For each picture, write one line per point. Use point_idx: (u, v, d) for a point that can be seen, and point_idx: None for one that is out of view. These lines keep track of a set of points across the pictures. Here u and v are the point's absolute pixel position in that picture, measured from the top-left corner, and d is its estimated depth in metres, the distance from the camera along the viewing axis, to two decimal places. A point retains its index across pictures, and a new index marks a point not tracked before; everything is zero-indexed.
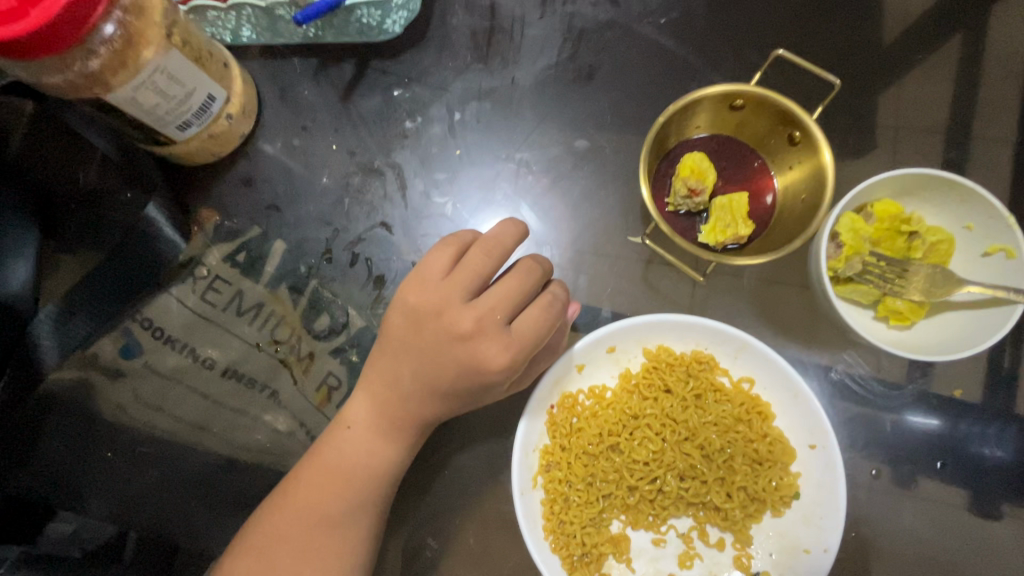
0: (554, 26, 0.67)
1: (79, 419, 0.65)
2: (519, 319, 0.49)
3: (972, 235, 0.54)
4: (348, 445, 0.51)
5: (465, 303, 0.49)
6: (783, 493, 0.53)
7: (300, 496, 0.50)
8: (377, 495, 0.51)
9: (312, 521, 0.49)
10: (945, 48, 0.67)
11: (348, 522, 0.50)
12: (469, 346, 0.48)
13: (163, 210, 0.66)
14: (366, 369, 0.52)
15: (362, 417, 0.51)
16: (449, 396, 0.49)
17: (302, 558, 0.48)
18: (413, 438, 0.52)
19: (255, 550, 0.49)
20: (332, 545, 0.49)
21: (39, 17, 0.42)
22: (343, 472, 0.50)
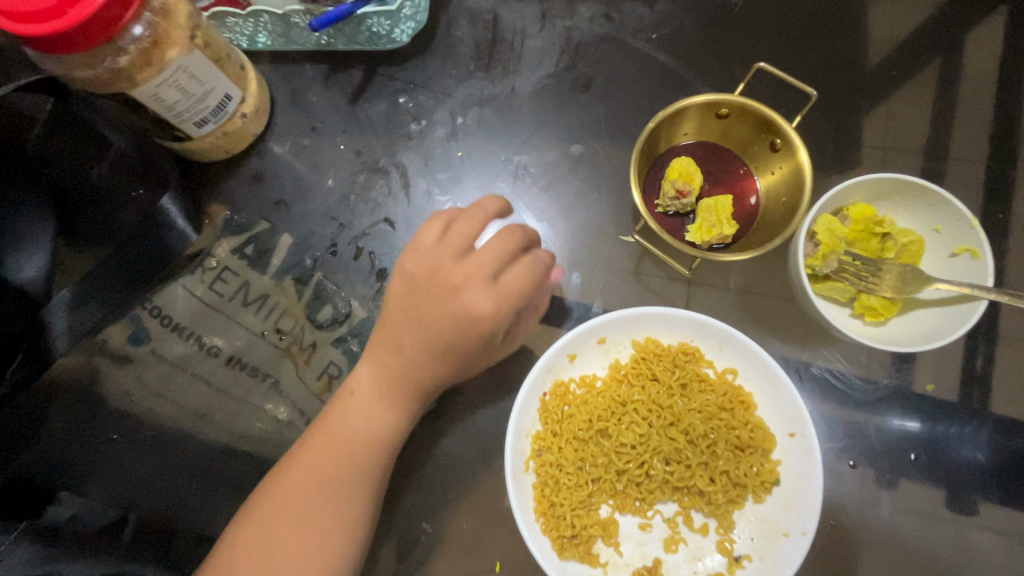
0: (553, 38, 0.71)
1: (84, 405, 0.67)
2: (506, 275, 0.51)
3: (940, 237, 0.57)
4: (352, 413, 0.53)
5: (455, 263, 0.51)
6: (764, 479, 0.55)
7: (302, 466, 0.52)
8: (375, 465, 0.53)
9: (314, 490, 0.51)
10: (919, 68, 0.72)
11: (347, 490, 0.52)
12: (460, 301, 0.50)
13: (177, 203, 0.69)
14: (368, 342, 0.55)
15: (364, 386, 0.54)
16: (445, 361, 0.52)
17: (303, 526, 0.50)
18: (412, 407, 0.54)
19: (257, 521, 0.50)
20: (331, 511, 0.51)
21: (76, 16, 0.46)
22: (343, 442, 0.52)
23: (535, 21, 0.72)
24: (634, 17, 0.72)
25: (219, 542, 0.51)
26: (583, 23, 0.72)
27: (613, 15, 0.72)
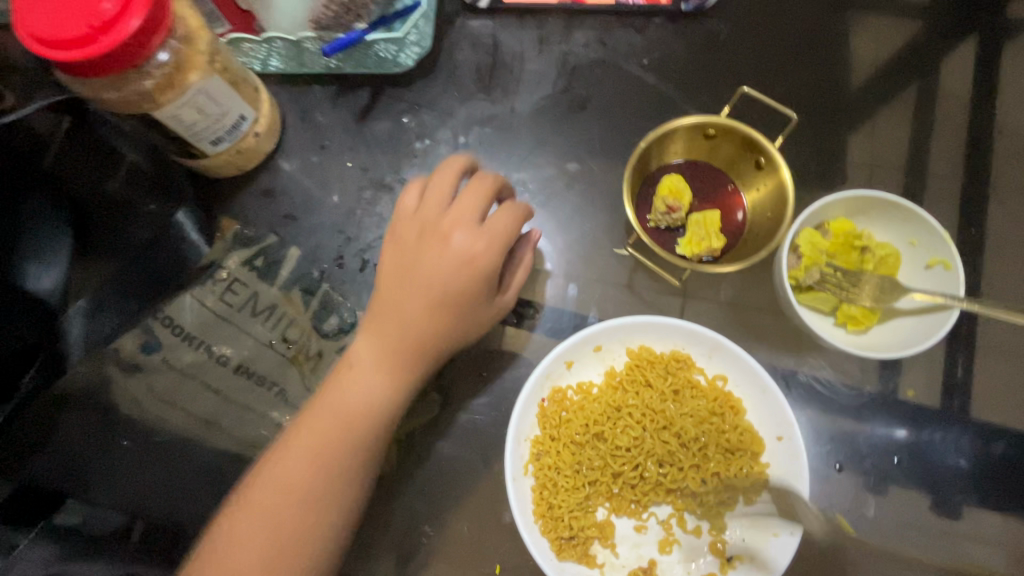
0: (550, 63, 0.75)
1: (95, 412, 0.68)
2: (488, 219, 0.56)
3: (916, 250, 0.61)
4: (353, 383, 0.55)
5: (441, 216, 0.56)
6: (753, 481, 0.58)
7: (310, 424, 0.54)
8: (384, 418, 0.55)
9: (323, 443, 0.53)
10: (896, 92, 0.77)
11: (356, 439, 0.54)
12: (450, 246, 0.55)
13: (192, 216, 0.73)
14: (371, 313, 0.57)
15: (370, 350, 0.56)
16: (443, 313, 0.55)
17: (313, 475, 0.53)
18: (415, 371, 0.56)
19: (269, 476, 0.53)
20: (341, 460, 0.54)
21: (109, 43, 0.49)
22: (352, 400, 0.55)
23: (534, 46, 0.76)
24: (627, 42, 0.76)
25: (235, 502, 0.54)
26: (578, 48, 0.76)
27: (607, 40, 0.76)
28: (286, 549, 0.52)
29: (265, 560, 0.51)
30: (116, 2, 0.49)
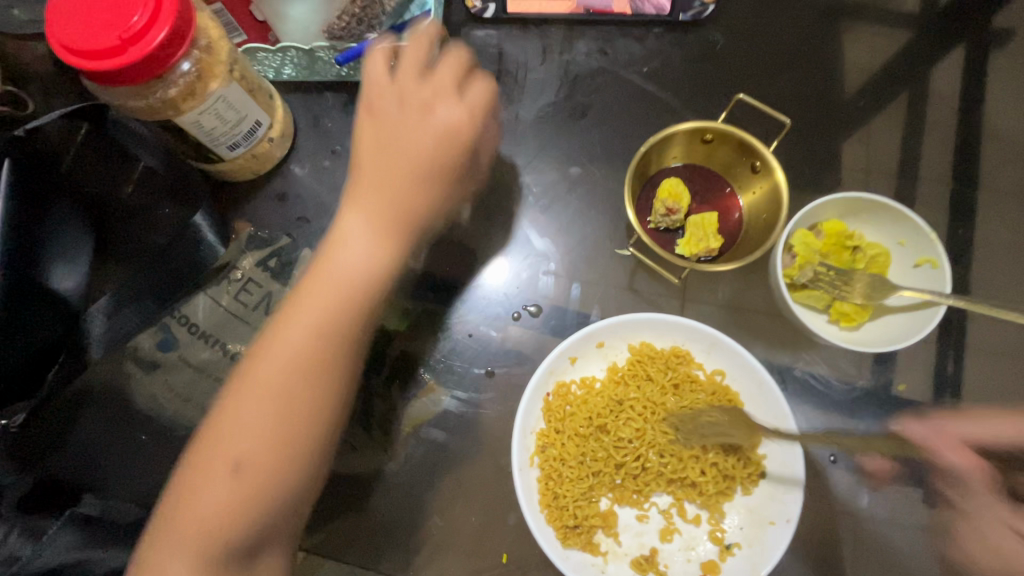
0: (553, 71, 0.78)
1: (114, 407, 0.72)
2: (468, 90, 0.56)
3: (904, 249, 0.64)
4: (338, 252, 0.52)
5: (418, 87, 0.55)
6: (751, 471, 0.60)
7: (299, 310, 0.51)
8: (375, 300, 0.53)
9: (315, 331, 0.51)
10: (887, 99, 0.79)
11: (347, 323, 0.51)
12: (433, 118, 0.54)
13: (208, 218, 0.75)
14: (352, 184, 0.54)
15: (354, 230, 0.53)
16: (426, 182, 0.54)
17: (306, 362, 0.50)
18: (402, 241, 0.54)
19: (258, 373, 0.50)
20: (335, 348, 0.51)
21: (136, 54, 0.52)
22: (343, 282, 0.52)
23: (537, 54, 0.78)
24: (627, 52, 0.79)
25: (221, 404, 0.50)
26: (581, 57, 0.78)
27: (607, 50, 0.78)
28: (278, 421, 0.49)
29: (260, 431, 0.49)
30: (144, 15, 0.52)
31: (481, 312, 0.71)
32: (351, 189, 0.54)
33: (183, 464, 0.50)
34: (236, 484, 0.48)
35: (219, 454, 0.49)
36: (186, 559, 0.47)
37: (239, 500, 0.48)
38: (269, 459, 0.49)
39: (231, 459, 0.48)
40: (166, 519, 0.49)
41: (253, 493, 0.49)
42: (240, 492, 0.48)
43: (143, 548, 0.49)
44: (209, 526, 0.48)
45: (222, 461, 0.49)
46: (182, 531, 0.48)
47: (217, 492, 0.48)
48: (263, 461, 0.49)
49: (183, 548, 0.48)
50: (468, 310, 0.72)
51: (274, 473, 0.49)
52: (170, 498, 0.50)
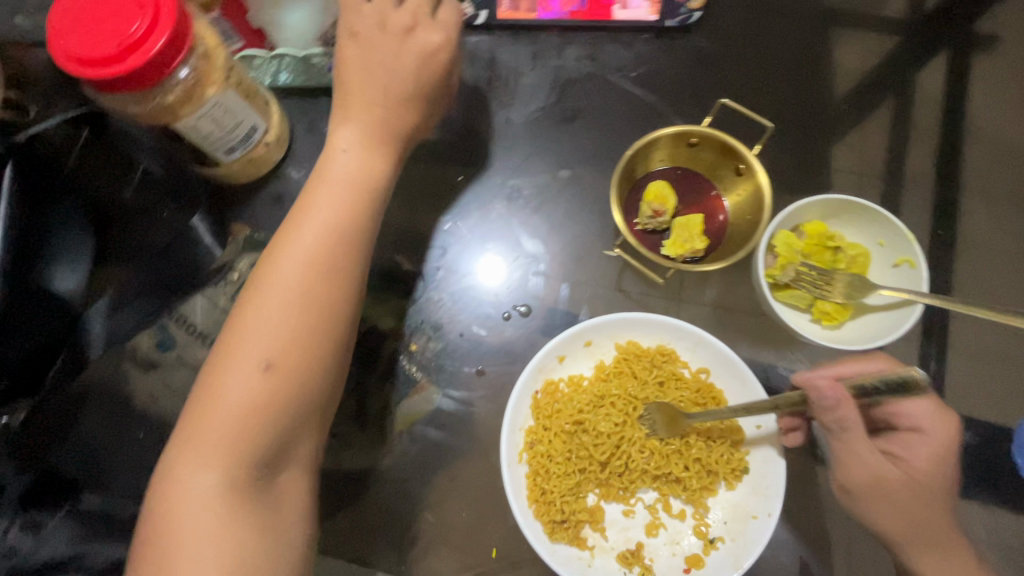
0: (544, 76, 0.80)
1: (115, 403, 0.73)
2: (441, 12, 0.62)
3: (884, 250, 0.65)
4: (339, 163, 0.57)
5: (396, 11, 0.61)
6: (735, 467, 0.61)
7: (310, 215, 0.55)
8: (376, 199, 0.58)
9: (325, 231, 0.54)
10: (871, 103, 0.81)
11: (355, 219, 0.56)
12: (413, 39, 0.60)
13: (206, 222, 0.77)
14: (341, 103, 0.60)
15: (350, 140, 0.58)
16: (412, 101, 0.61)
17: (318, 257, 0.53)
18: (391, 152, 0.60)
19: (271, 277, 0.52)
20: (345, 243, 0.55)
21: (135, 62, 0.54)
22: (348, 184, 0.57)
23: (528, 60, 0.80)
24: (615, 57, 0.80)
25: (234, 316, 0.52)
26: (570, 63, 0.80)
27: (597, 56, 0.80)
28: (301, 318, 0.51)
29: (285, 328, 0.51)
30: (143, 25, 0.53)
31: (472, 312, 0.73)
32: (342, 109, 0.60)
33: (203, 375, 0.50)
34: (266, 381, 0.49)
35: (247, 355, 0.49)
36: (220, 461, 0.48)
37: (269, 398, 0.49)
38: (299, 352, 0.51)
39: (260, 357, 0.49)
40: (191, 428, 0.48)
41: (284, 389, 0.50)
42: (272, 389, 0.49)
43: (166, 463, 0.49)
44: (241, 426, 0.48)
45: (250, 366, 0.49)
46: (214, 434, 0.48)
47: (248, 391, 0.49)
48: (294, 358, 0.50)
49: (215, 451, 0.48)
50: (460, 310, 0.73)
51: (305, 368, 0.51)
52: (191, 408, 0.49)
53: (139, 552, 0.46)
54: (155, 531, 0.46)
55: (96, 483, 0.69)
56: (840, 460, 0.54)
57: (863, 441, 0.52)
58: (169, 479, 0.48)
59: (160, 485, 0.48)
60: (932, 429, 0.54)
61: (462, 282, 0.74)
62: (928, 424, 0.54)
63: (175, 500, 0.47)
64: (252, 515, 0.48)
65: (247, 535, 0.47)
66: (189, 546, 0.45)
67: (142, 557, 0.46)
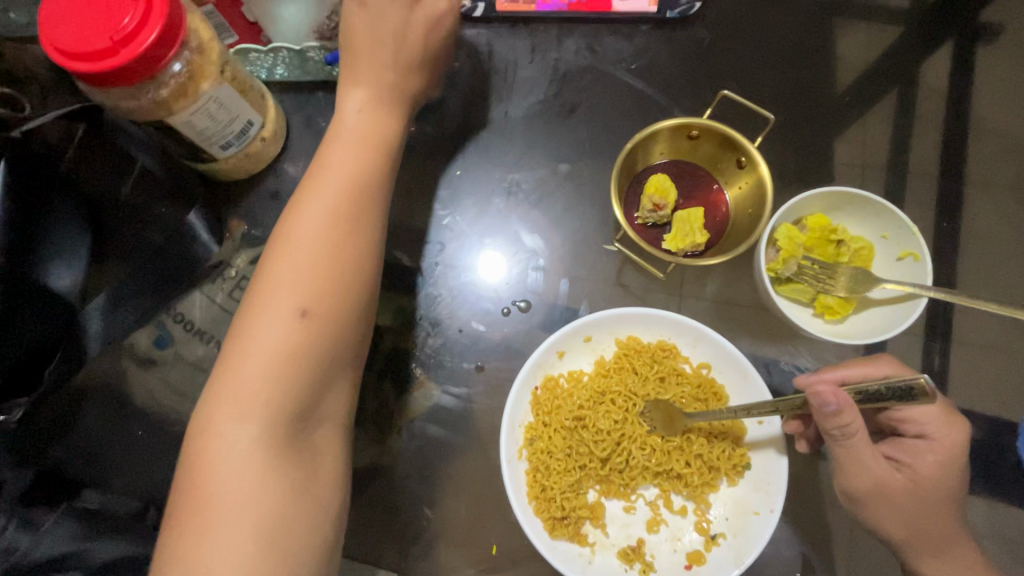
0: (542, 69, 0.79)
1: (113, 401, 0.73)
2: None
3: (888, 242, 0.64)
4: (355, 125, 0.60)
5: None
6: (736, 462, 0.61)
7: (329, 168, 0.57)
8: (389, 153, 0.61)
9: (345, 181, 0.56)
10: (874, 95, 0.80)
11: (371, 170, 0.58)
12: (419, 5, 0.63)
13: (203, 218, 0.76)
14: (350, 65, 0.62)
15: (361, 98, 0.61)
16: (417, 66, 0.64)
17: (340, 206, 0.55)
18: (400, 113, 0.63)
19: (297, 227, 0.54)
20: (364, 193, 0.57)
21: (127, 55, 0.53)
22: (364, 139, 0.59)
23: (526, 53, 0.79)
24: (615, 49, 0.79)
25: (260, 269, 0.53)
26: (569, 56, 0.79)
27: (595, 48, 0.79)
28: (329, 267, 0.53)
29: (314, 278, 0.52)
30: (135, 17, 0.53)
31: (471, 307, 0.72)
32: (349, 70, 0.62)
33: (233, 329, 0.51)
34: (300, 329, 0.50)
35: (279, 305, 0.50)
36: (258, 412, 0.48)
37: (305, 343, 0.50)
38: (330, 302, 0.52)
39: (293, 305, 0.51)
40: (225, 379, 0.49)
41: (317, 339, 0.51)
42: (305, 337, 0.50)
43: (200, 418, 0.49)
44: (276, 375, 0.49)
45: (286, 312, 0.51)
46: (248, 384, 0.48)
47: (283, 341, 0.50)
48: (327, 304, 0.52)
49: (251, 401, 0.48)
50: (459, 305, 0.73)
51: (335, 318, 0.52)
52: (223, 360, 0.50)
53: (178, 505, 0.47)
54: (193, 483, 0.47)
55: (97, 480, 0.69)
56: (845, 467, 0.53)
57: (866, 447, 0.51)
58: (205, 432, 0.48)
59: (195, 439, 0.48)
60: (939, 435, 0.53)
61: (461, 277, 0.73)
62: (936, 429, 0.53)
63: (212, 453, 0.47)
64: (294, 461, 0.49)
65: (287, 482, 0.48)
66: (231, 493, 0.46)
67: (183, 508, 0.46)
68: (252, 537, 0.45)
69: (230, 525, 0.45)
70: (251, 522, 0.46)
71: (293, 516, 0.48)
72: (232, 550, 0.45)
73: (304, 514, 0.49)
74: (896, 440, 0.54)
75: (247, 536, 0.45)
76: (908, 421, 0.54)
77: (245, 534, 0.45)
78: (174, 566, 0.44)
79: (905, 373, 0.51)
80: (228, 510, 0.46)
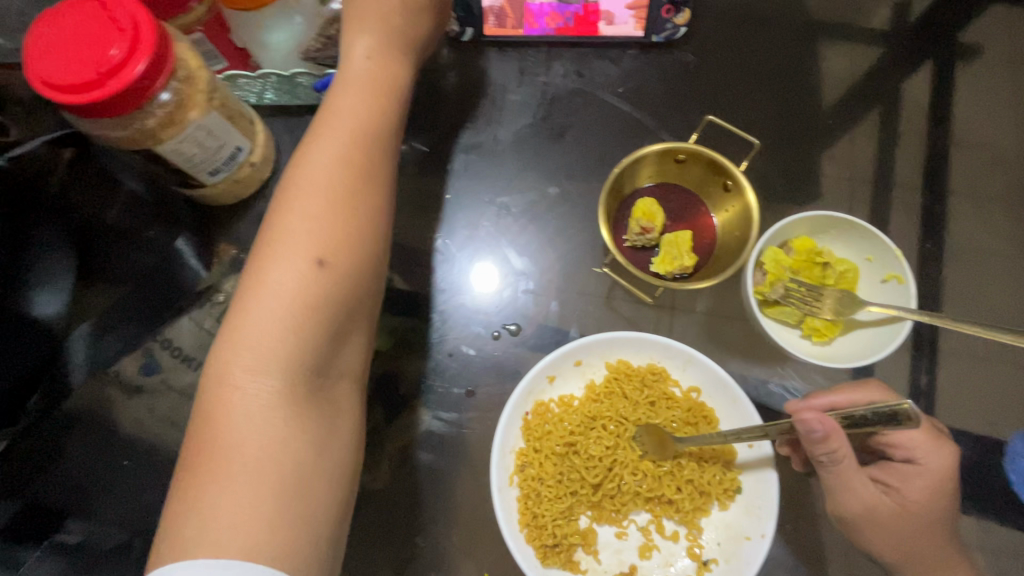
0: (531, 93, 0.79)
1: (99, 432, 0.71)
2: None
3: (873, 265, 0.66)
4: (364, 73, 0.59)
5: None
6: (727, 487, 0.61)
7: (337, 118, 0.57)
8: (397, 103, 0.61)
9: (354, 131, 0.56)
10: (857, 116, 0.81)
11: (378, 121, 0.58)
12: None
13: (191, 244, 0.75)
14: (355, 10, 0.61)
15: (368, 45, 0.60)
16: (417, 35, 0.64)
17: (349, 156, 0.55)
18: (406, 63, 0.63)
19: (308, 176, 0.53)
20: (372, 145, 0.57)
21: (114, 87, 0.53)
22: (373, 89, 0.59)
23: (515, 76, 0.80)
24: (603, 73, 0.80)
25: (270, 217, 0.52)
26: (557, 79, 0.80)
27: (583, 72, 0.80)
28: (344, 220, 0.53)
29: (329, 226, 0.51)
30: (122, 49, 0.53)
31: (462, 330, 0.72)
32: (352, 19, 0.61)
33: (244, 278, 0.49)
34: (318, 278, 0.49)
35: (297, 251, 0.49)
36: (277, 364, 0.47)
37: (324, 290, 0.49)
38: (346, 253, 0.52)
39: (309, 254, 0.50)
40: (240, 331, 0.47)
41: (334, 289, 0.50)
42: (322, 288, 0.49)
43: (214, 370, 0.46)
44: (295, 326, 0.47)
45: (304, 259, 0.49)
46: (264, 336, 0.47)
47: (301, 290, 0.48)
48: (342, 252, 0.51)
49: (270, 353, 0.46)
50: (450, 328, 0.72)
51: (351, 269, 0.52)
52: (236, 309, 0.48)
53: (189, 462, 0.44)
54: (207, 439, 0.44)
55: (82, 512, 0.68)
56: (835, 493, 0.53)
57: (855, 472, 0.52)
58: (219, 384, 0.46)
59: (208, 393, 0.46)
60: (927, 460, 0.53)
61: (452, 301, 0.73)
62: (924, 454, 0.53)
63: (228, 407, 0.45)
64: (315, 410, 0.49)
65: (306, 437, 0.47)
66: (249, 448, 0.44)
67: (196, 466, 0.44)
68: (273, 491, 0.44)
69: (250, 480, 0.43)
70: (272, 477, 0.44)
71: (312, 472, 0.47)
72: (246, 502, 0.43)
73: (322, 471, 0.48)
74: (885, 464, 0.55)
75: (269, 489, 0.44)
76: (898, 446, 0.53)
77: (266, 489, 0.44)
78: (189, 523, 0.42)
79: (893, 398, 0.51)
80: (247, 464, 0.44)
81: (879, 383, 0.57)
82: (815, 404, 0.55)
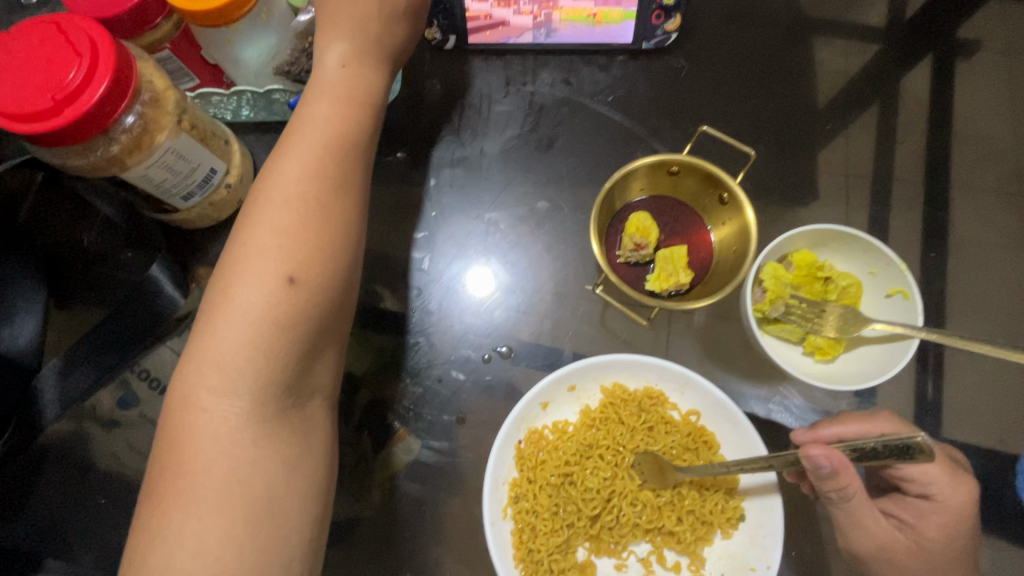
0: (517, 103, 0.77)
1: (72, 468, 0.69)
2: None
3: (876, 279, 0.64)
4: (337, 80, 0.56)
5: None
6: (730, 515, 0.59)
7: (308, 128, 0.53)
8: (372, 111, 0.57)
9: (328, 141, 0.53)
10: (855, 119, 0.79)
11: (353, 130, 0.55)
12: None
13: (166, 270, 0.69)
14: (328, 18, 0.57)
15: (341, 51, 0.57)
16: (394, 45, 0.60)
17: (321, 169, 0.51)
18: (383, 71, 0.60)
19: (277, 191, 0.50)
20: (347, 157, 0.54)
21: (72, 114, 0.50)
22: (346, 97, 0.56)
23: (500, 86, 0.77)
24: (591, 81, 0.77)
25: (236, 236, 0.49)
26: (544, 88, 0.77)
27: (571, 80, 0.77)
28: (317, 232, 0.49)
29: (298, 243, 0.48)
30: (80, 72, 0.50)
31: (450, 354, 0.70)
32: (322, 30, 0.58)
33: (210, 302, 0.46)
34: (288, 298, 0.46)
35: (267, 269, 0.46)
36: (248, 387, 0.44)
37: (295, 310, 0.46)
38: (320, 268, 0.48)
39: (278, 272, 0.46)
40: (209, 350, 0.44)
41: (308, 307, 0.47)
42: (294, 306, 0.46)
43: (181, 392, 0.44)
44: (266, 347, 0.44)
45: (275, 276, 0.46)
46: (234, 368, 0.44)
47: (272, 308, 0.45)
48: (313, 271, 0.48)
49: (240, 376, 0.44)
50: (438, 352, 0.70)
51: (325, 283, 0.48)
52: (204, 327, 0.45)
53: (156, 489, 0.42)
54: (176, 465, 0.42)
55: (59, 550, 0.67)
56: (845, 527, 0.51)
57: (867, 508, 0.50)
58: (189, 406, 0.43)
59: (177, 417, 0.43)
60: (943, 495, 0.50)
61: (440, 324, 0.70)
62: (940, 489, 0.50)
63: (200, 434, 0.43)
64: (290, 433, 0.46)
65: (280, 464, 0.44)
66: (222, 478, 0.42)
67: (165, 496, 0.41)
68: (244, 525, 0.42)
69: (222, 511, 0.41)
70: (242, 511, 0.42)
71: (287, 503, 0.44)
72: (212, 532, 0.41)
73: (299, 500, 0.45)
74: (899, 498, 0.53)
75: (245, 524, 0.42)
76: (909, 480, 0.51)
77: (235, 521, 0.41)
78: (156, 553, 0.40)
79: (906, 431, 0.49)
80: (221, 500, 0.41)
81: (890, 412, 0.55)
82: (822, 435, 0.53)
